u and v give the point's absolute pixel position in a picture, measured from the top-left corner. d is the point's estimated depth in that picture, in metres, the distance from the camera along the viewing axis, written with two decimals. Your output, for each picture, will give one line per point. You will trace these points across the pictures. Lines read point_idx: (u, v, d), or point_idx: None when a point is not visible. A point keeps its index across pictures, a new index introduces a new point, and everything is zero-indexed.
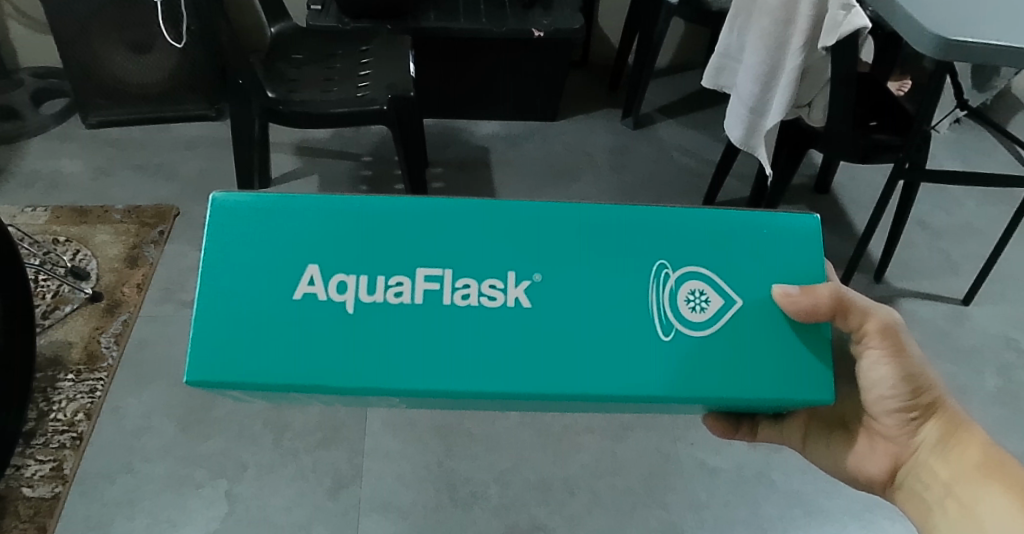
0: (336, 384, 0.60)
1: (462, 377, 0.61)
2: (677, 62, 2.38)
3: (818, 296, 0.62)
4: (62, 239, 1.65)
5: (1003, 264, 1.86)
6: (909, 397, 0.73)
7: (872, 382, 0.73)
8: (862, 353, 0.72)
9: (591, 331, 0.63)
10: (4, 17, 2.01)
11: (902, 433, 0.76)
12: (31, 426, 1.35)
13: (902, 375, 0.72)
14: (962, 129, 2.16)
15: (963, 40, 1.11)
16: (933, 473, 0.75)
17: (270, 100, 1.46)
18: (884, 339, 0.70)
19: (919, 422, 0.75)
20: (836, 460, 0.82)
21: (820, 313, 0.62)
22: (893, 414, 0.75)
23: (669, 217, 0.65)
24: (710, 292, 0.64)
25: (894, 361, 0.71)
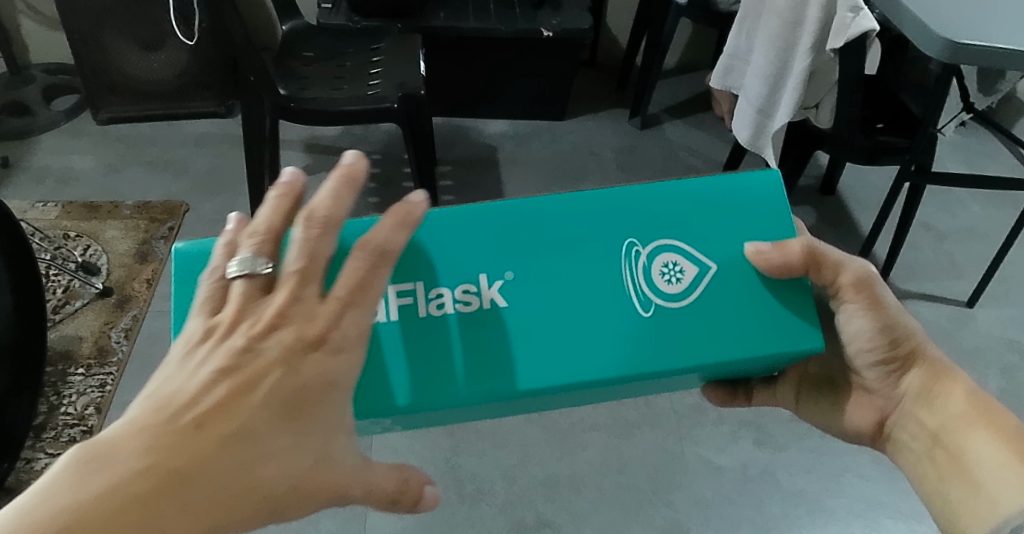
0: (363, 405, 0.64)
1: (478, 377, 0.65)
2: (685, 63, 2.39)
3: (789, 248, 0.67)
4: (72, 234, 1.66)
5: (1007, 266, 1.87)
6: (887, 348, 0.74)
7: (850, 336, 0.75)
8: (839, 308, 0.74)
9: (583, 320, 0.68)
10: (17, 13, 2.03)
11: (885, 386, 0.77)
12: (42, 420, 1.36)
13: (879, 326, 0.73)
14: (967, 132, 2.17)
15: (971, 44, 1.12)
16: (920, 424, 0.75)
17: (282, 97, 1.48)
18: (858, 292, 0.71)
19: (901, 373, 0.75)
20: (827, 415, 0.85)
21: (795, 265, 0.67)
22: (874, 365, 0.76)
23: (630, 203, 0.70)
24: (684, 263, 0.69)
25: (870, 314, 0.72)
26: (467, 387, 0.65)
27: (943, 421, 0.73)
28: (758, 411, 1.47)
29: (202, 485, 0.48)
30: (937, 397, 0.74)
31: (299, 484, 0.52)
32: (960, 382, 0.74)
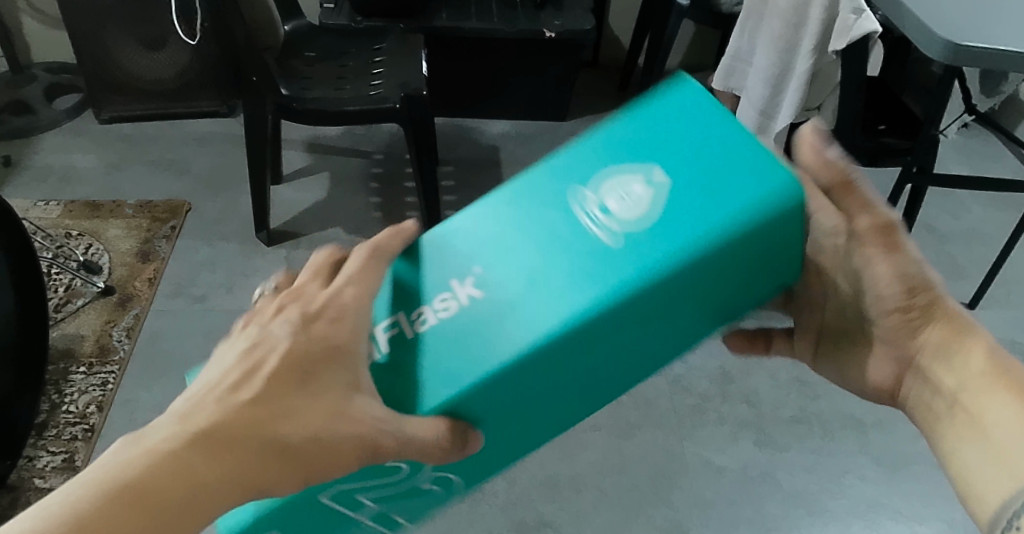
0: (431, 470, 0.53)
1: (521, 412, 0.51)
2: (687, 64, 2.40)
3: (819, 172, 0.56)
4: (74, 233, 1.67)
5: (1008, 268, 1.87)
6: (903, 295, 0.59)
7: (861, 281, 0.60)
8: (849, 252, 0.59)
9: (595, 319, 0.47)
10: (19, 11, 2.04)
11: (901, 336, 0.62)
12: (43, 418, 1.36)
13: (898, 271, 0.58)
14: (969, 134, 2.17)
15: (973, 46, 1.12)
16: (940, 382, 0.61)
17: (283, 97, 1.48)
18: (878, 239, 0.57)
19: (919, 326, 0.61)
20: (840, 366, 0.68)
21: (816, 179, 0.57)
22: (889, 314, 0.60)
23: (565, 162, 0.54)
24: (638, 187, 0.50)
25: (890, 259, 0.58)
26: (524, 424, 0.52)
27: (964, 382, 0.59)
28: (759, 413, 1.48)
29: (242, 447, 0.43)
30: (958, 355, 0.60)
31: (326, 442, 0.45)
32: (982, 338, 0.60)
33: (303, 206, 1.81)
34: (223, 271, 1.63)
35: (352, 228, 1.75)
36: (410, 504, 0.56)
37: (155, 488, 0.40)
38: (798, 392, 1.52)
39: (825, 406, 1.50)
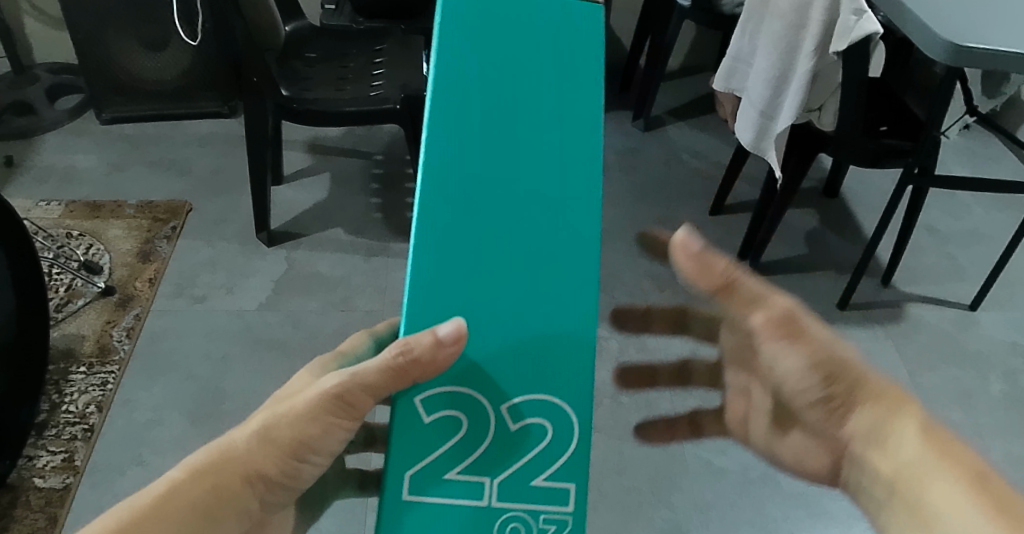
0: (513, 422, 0.58)
1: (555, 299, 0.55)
2: (688, 65, 2.40)
3: (712, 265, 0.60)
4: (75, 233, 1.67)
5: (1010, 270, 1.86)
6: (819, 384, 0.61)
7: (780, 374, 0.63)
8: (764, 347, 0.62)
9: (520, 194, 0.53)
10: (21, 12, 2.05)
11: (829, 424, 0.62)
12: (43, 418, 1.36)
13: (808, 359, 0.60)
14: (971, 135, 2.17)
15: (975, 46, 1.11)
16: (873, 471, 0.59)
17: (283, 98, 1.48)
18: (780, 331, 0.61)
19: (844, 410, 0.61)
20: (782, 447, 0.70)
21: (702, 283, 0.60)
22: (811, 401, 0.62)
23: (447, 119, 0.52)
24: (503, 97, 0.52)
25: (797, 347, 0.60)
26: (562, 309, 0.55)
27: (896, 468, 0.57)
28: None
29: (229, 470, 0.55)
30: (885, 437, 0.58)
31: (296, 435, 0.58)
32: (916, 410, 0.58)
33: (304, 207, 1.81)
34: (223, 272, 1.63)
35: (352, 229, 1.75)
36: (526, 465, 0.59)
37: (184, 515, 0.53)
38: None
39: None
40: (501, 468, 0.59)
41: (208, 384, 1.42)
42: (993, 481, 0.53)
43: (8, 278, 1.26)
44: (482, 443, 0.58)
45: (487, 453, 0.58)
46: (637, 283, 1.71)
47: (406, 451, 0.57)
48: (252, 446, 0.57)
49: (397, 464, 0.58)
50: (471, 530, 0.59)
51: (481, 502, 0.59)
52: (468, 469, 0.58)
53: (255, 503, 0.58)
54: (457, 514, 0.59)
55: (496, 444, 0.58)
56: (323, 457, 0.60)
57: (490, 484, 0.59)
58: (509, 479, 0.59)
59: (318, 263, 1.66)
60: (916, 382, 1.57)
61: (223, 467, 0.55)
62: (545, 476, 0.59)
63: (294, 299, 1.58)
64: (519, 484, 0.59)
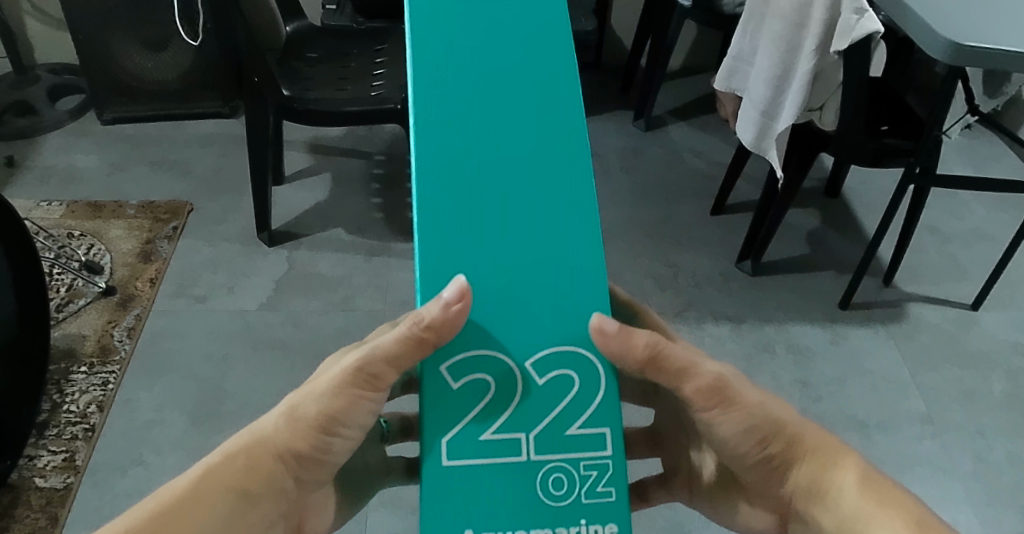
0: (539, 376, 0.58)
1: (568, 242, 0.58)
2: (689, 65, 2.40)
3: (634, 341, 0.59)
4: (76, 233, 1.67)
5: (1012, 269, 1.86)
6: (756, 448, 0.64)
7: (717, 441, 0.65)
8: (697, 418, 0.64)
9: (526, 169, 0.58)
10: (22, 13, 2.05)
11: (770, 483, 0.66)
12: (44, 418, 1.35)
13: (743, 425, 0.63)
14: (972, 135, 2.16)
15: (976, 45, 1.11)
16: (820, 524, 0.64)
17: (284, 97, 1.48)
18: (712, 401, 0.62)
19: (783, 470, 0.65)
20: (721, 514, 0.73)
21: (627, 360, 0.59)
22: (752, 465, 0.65)
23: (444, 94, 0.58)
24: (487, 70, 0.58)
25: (732, 416, 0.63)
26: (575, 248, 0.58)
27: (842, 521, 0.62)
28: None
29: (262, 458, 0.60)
30: (830, 491, 0.63)
31: (323, 420, 0.61)
32: (854, 459, 0.64)
33: (305, 207, 1.81)
34: (224, 272, 1.63)
35: (353, 229, 1.75)
36: (559, 414, 0.59)
37: (223, 493, 0.58)
38: (800, 393, 1.51)
39: (828, 408, 1.49)
40: (534, 421, 0.59)
41: (209, 383, 1.42)
42: (930, 523, 0.60)
43: (8, 277, 1.26)
44: (510, 401, 0.58)
45: (518, 408, 0.59)
46: (638, 283, 1.71)
47: (434, 415, 0.58)
48: (282, 429, 0.60)
49: (427, 430, 0.58)
50: (517, 488, 0.59)
51: (521, 457, 0.59)
52: (501, 426, 0.58)
53: (290, 480, 0.61)
54: (498, 471, 0.58)
55: (528, 400, 0.59)
56: (356, 429, 0.62)
57: (526, 438, 0.59)
58: (544, 432, 0.59)
59: (319, 263, 1.66)
60: (918, 382, 1.56)
61: (257, 451, 0.60)
62: (579, 424, 0.59)
63: (295, 298, 1.58)
64: (554, 435, 0.59)
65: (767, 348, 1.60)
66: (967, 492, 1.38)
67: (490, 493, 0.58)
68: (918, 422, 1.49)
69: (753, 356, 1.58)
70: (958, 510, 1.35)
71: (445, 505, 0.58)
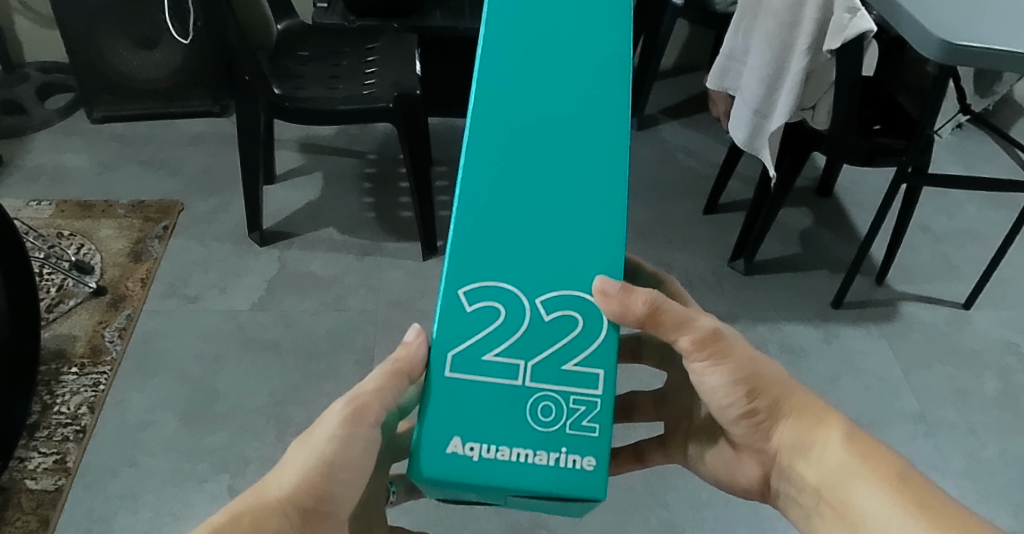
0: (547, 313, 0.64)
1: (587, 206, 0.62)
2: (681, 64, 2.40)
3: (634, 300, 0.63)
4: (66, 233, 1.65)
5: (1004, 268, 1.86)
6: (744, 402, 0.68)
7: (706, 393, 0.69)
8: (689, 368, 0.69)
9: (561, 137, 0.61)
10: (11, 11, 2.03)
11: (755, 439, 0.70)
12: (34, 419, 1.34)
13: (733, 377, 0.67)
14: (964, 134, 2.17)
15: (970, 45, 1.11)
16: (803, 479, 0.68)
17: (276, 96, 1.47)
18: (704, 353, 0.67)
19: (769, 426, 0.69)
20: (711, 471, 0.77)
21: (627, 318, 0.64)
22: (739, 420, 0.70)
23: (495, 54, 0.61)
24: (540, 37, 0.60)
25: (722, 369, 0.67)
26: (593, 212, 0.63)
27: (823, 474, 0.66)
28: None
29: (264, 509, 0.59)
30: (814, 447, 0.67)
31: (323, 463, 0.62)
32: (838, 420, 0.68)
33: (297, 206, 1.80)
34: (216, 271, 1.62)
35: (345, 229, 1.74)
36: (560, 348, 0.65)
37: None
38: None
39: None
40: (536, 351, 0.65)
41: (201, 383, 1.42)
42: (910, 478, 0.63)
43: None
44: (519, 330, 0.64)
45: (525, 337, 0.65)
46: None
47: (450, 331, 0.64)
48: (284, 486, 0.61)
49: (443, 343, 0.65)
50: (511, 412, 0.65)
51: (521, 384, 0.65)
52: (508, 351, 0.65)
53: None
54: (498, 392, 0.65)
55: (534, 334, 0.65)
56: (357, 473, 0.63)
57: (528, 367, 0.65)
58: (544, 364, 0.65)
59: (311, 263, 1.65)
60: (911, 382, 1.57)
61: (259, 511, 0.59)
62: (576, 361, 0.65)
63: (287, 299, 1.57)
64: (553, 367, 0.65)
65: (760, 348, 1.60)
66: (960, 492, 1.39)
67: (489, 407, 0.65)
68: (911, 421, 1.50)
69: None
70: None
71: (449, 413, 0.65)
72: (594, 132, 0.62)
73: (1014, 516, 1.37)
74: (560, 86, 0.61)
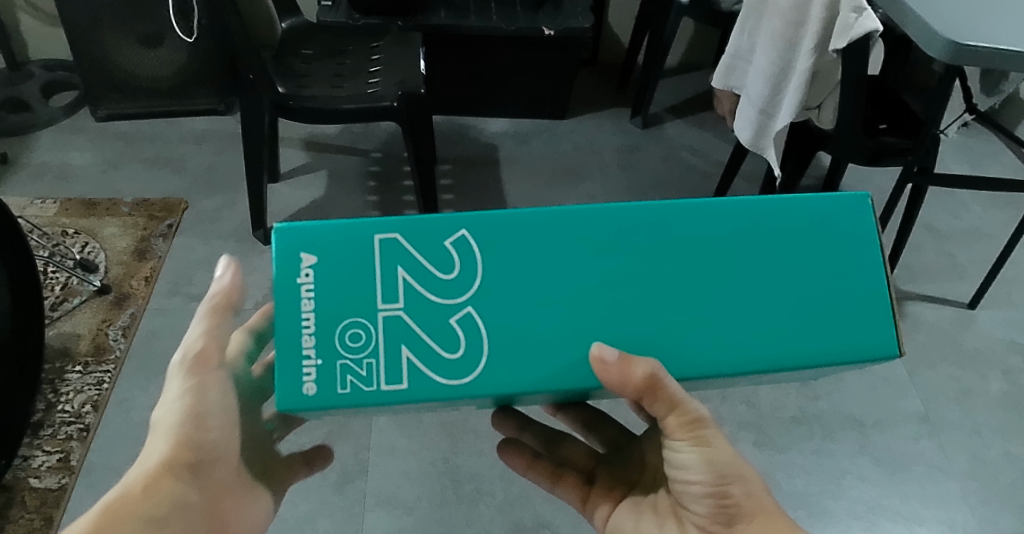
0: (467, 302, 0.61)
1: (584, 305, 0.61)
2: (687, 61, 2.38)
3: (632, 370, 0.58)
4: (71, 231, 1.66)
5: (1010, 268, 1.85)
6: (715, 483, 0.64)
7: (678, 465, 0.66)
8: (668, 438, 0.66)
9: (656, 280, 0.61)
10: (16, 9, 2.02)
11: (713, 525, 0.65)
12: (38, 418, 1.35)
13: (709, 459, 0.64)
14: (970, 133, 2.16)
15: (977, 45, 1.11)
16: None
17: (281, 96, 1.47)
18: (687, 433, 0.64)
19: (732, 518, 0.65)
20: None
21: (623, 386, 0.59)
22: (703, 500, 0.65)
23: (736, 207, 0.62)
24: (757, 235, 0.62)
25: (702, 451, 0.64)
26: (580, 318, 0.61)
27: None
28: (759, 413, 1.49)
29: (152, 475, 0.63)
30: None
31: (192, 417, 0.65)
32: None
33: (300, 205, 1.80)
34: None
35: None
36: (425, 339, 0.60)
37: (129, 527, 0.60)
38: (798, 393, 1.53)
39: (826, 407, 1.51)
40: (416, 319, 0.60)
41: None
42: None
43: (2, 272, 1.26)
44: (445, 285, 0.60)
45: (427, 299, 0.60)
46: None
47: (426, 236, 0.61)
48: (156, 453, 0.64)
49: (405, 226, 0.61)
50: (330, 321, 0.59)
51: (373, 317, 0.60)
52: (413, 293, 0.60)
53: (189, 494, 0.64)
54: (351, 306, 0.59)
55: (429, 314, 0.60)
56: (224, 420, 0.67)
57: (392, 318, 0.60)
58: (400, 336, 0.60)
59: None
60: (916, 382, 1.57)
61: (145, 479, 0.63)
62: (413, 359, 0.60)
63: None
64: (403, 342, 0.60)
65: None
66: (965, 493, 1.40)
67: (347, 301, 0.59)
68: (916, 421, 1.50)
69: None
70: (955, 510, 1.38)
71: (337, 289, 0.59)
72: (669, 309, 0.61)
73: (1018, 517, 1.38)
74: (740, 258, 0.61)
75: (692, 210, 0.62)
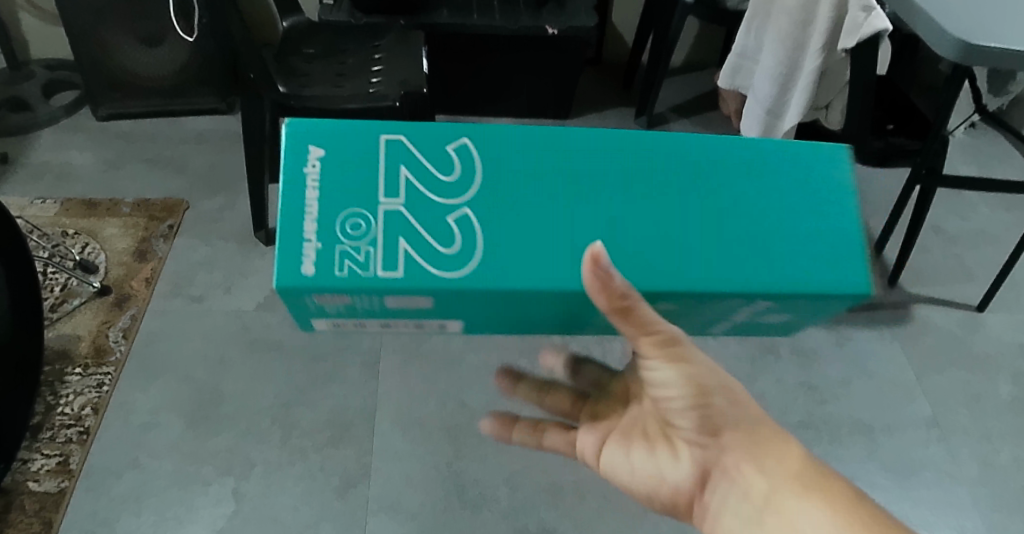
0: (467, 207, 0.57)
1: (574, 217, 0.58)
2: (691, 61, 2.36)
3: (615, 281, 0.53)
4: (71, 231, 1.64)
5: (1019, 270, 1.83)
6: (695, 399, 0.61)
7: (655, 382, 0.61)
8: (640, 361, 0.61)
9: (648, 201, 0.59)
10: (16, 8, 2.00)
11: (697, 444, 0.62)
12: (38, 420, 1.34)
13: (685, 375, 0.60)
14: (978, 133, 2.14)
15: (992, 47, 1.09)
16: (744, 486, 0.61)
17: (281, 95, 1.44)
18: (663, 352, 0.59)
19: (716, 437, 0.62)
20: (633, 470, 0.67)
21: (605, 299, 0.54)
22: (685, 421, 0.62)
23: (724, 143, 0.61)
24: (743, 169, 0.60)
25: (676, 369, 0.60)
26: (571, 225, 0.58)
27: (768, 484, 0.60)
28: None
29: None
30: (766, 460, 0.61)
31: None
32: (789, 440, 0.63)
33: None
34: (221, 270, 1.60)
35: None
36: (421, 240, 0.56)
37: None
38: (806, 397, 1.51)
39: (834, 412, 1.50)
40: (415, 216, 0.57)
41: (205, 386, 1.40)
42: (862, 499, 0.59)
43: (2, 275, 1.24)
44: (447, 187, 0.58)
45: (427, 199, 0.57)
46: None
47: (432, 147, 0.59)
48: None
49: (410, 129, 0.59)
50: (334, 210, 0.56)
51: (372, 207, 0.57)
52: (416, 193, 0.58)
53: None
54: (352, 196, 0.56)
55: (426, 217, 0.57)
56: None
57: (392, 213, 0.57)
58: (397, 231, 0.56)
59: None
60: (924, 386, 1.55)
61: None
62: (408, 256, 0.56)
63: None
64: (399, 241, 0.56)
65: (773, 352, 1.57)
66: (973, 498, 1.39)
67: (351, 191, 0.57)
68: (925, 426, 1.48)
69: (758, 360, 1.56)
70: (965, 516, 1.36)
71: (342, 182, 0.57)
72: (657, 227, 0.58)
73: None
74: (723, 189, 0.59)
75: (679, 141, 0.60)
